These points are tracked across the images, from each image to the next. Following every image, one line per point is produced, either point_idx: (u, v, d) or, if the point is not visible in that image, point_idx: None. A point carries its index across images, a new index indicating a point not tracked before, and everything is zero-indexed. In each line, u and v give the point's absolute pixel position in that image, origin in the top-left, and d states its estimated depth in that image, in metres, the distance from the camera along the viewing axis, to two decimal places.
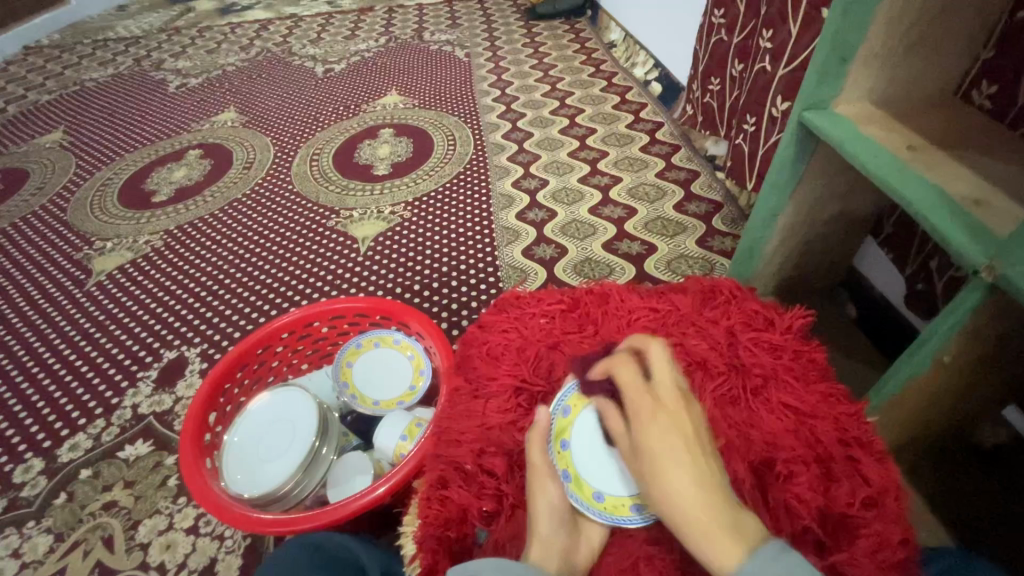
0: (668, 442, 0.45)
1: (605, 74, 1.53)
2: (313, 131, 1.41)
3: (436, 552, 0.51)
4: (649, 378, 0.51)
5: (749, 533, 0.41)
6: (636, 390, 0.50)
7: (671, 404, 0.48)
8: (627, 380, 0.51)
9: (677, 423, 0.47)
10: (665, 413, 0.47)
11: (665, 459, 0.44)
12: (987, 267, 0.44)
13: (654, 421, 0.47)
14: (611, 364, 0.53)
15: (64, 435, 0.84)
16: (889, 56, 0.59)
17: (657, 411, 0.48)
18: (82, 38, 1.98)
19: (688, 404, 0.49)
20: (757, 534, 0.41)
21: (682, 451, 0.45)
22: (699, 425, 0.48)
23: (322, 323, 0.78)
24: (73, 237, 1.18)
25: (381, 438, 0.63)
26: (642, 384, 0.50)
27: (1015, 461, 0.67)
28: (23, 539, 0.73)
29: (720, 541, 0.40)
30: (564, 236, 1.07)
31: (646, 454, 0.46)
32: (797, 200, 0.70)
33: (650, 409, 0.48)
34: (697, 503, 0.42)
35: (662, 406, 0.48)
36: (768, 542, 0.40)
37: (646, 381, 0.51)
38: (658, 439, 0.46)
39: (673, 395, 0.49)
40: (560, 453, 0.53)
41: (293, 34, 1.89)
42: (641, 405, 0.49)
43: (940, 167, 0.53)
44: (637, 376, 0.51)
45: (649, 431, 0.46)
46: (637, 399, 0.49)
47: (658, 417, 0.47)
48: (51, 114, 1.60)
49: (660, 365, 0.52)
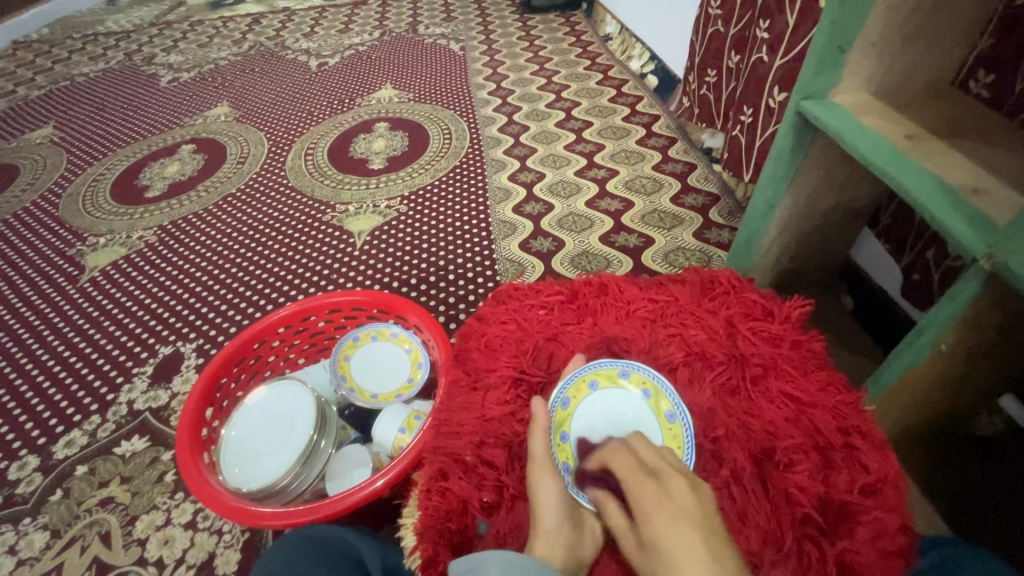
0: (681, 537, 0.41)
1: (601, 67, 1.53)
2: (308, 125, 1.40)
3: (437, 543, 0.50)
4: (646, 463, 0.48)
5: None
6: (635, 480, 0.47)
7: (675, 490, 0.45)
8: (624, 469, 0.48)
9: (684, 511, 0.43)
10: (670, 504, 0.44)
11: (682, 559, 0.40)
12: (985, 255, 0.44)
13: (658, 513, 0.43)
14: (605, 453, 0.51)
15: (59, 432, 0.83)
16: (887, 45, 0.59)
17: (661, 501, 0.44)
18: (72, 32, 1.95)
19: (694, 487, 0.46)
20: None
21: (695, 545, 0.41)
22: (710, 512, 0.44)
23: (320, 317, 0.77)
24: (66, 233, 1.16)
25: (379, 431, 0.63)
26: (640, 471, 0.47)
27: (1012, 450, 0.67)
28: (19, 536, 0.73)
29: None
30: (561, 229, 1.07)
31: (658, 553, 0.42)
32: (795, 191, 0.70)
33: (652, 500, 0.44)
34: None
35: (666, 496, 0.45)
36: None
37: (643, 467, 0.48)
38: (669, 535, 0.42)
39: (677, 480, 0.46)
40: (561, 445, 0.56)
41: (286, 28, 1.87)
42: (642, 499, 0.45)
43: (939, 156, 0.53)
44: (634, 463, 0.48)
45: (658, 528, 0.42)
46: (638, 493, 0.46)
47: (661, 508, 0.44)
48: (41, 109, 1.58)
49: (656, 450, 0.50)
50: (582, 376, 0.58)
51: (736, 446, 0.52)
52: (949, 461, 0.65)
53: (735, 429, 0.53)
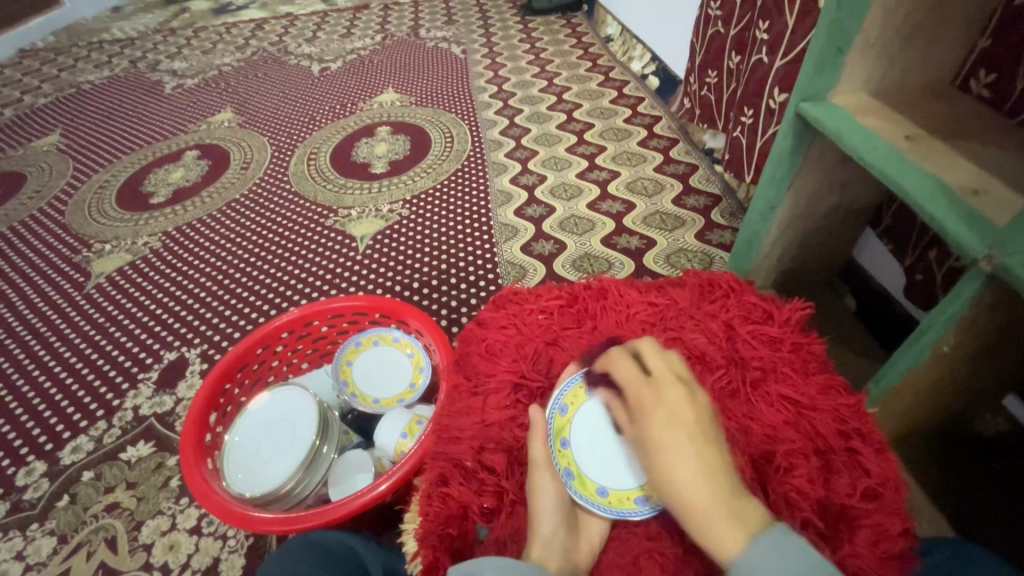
0: (671, 435, 0.46)
1: (602, 69, 1.53)
2: (311, 130, 1.41)
3: (437, 549, 0.50)
4: (647, 369, 0.51)
5: (752, 520, 0.42)
6: (635, 384, 0.50)
7: (673, 392, 0.48)
8: (626, 375, 0.52)
9: (678, 413, 0.47)
10: (665, 406, 0.48)
11: (670, 452, 0.45)
12: (985, 257, 0.44)
13: (654, 412, 0.48)
14: (608, 360, 0.54)
15: (66, 438, 0.84)
16: (885, 45, 0.59)
17: (657, 402, 0.48)
18: (78, 41, 1.97)
19: (691, 392, 0.49)
20: (758, 518, 0.42)
21: (684, 442, 0.45)
22: (704, 413, 0.47)
23: (322, 322, 0.78)
24: (72, 240, 1.18)
25: (382, 436, 0.64)
26: (640, 377, 0.51)
27: (1017, 450, 0.67)
28: (27, 541, 0.74)
29: (721, 532, 0.41)
30: (562, 231, 1.07)
31: (648, 445, 0.47)
32: (794, 192, 0.70)
33: (650, 402, 0.49)
34: (705, 495, 0.43)
35: (662, 397, 0.48)
36: (772, 526, 0.42)
37: (645, 373, 0.51)
38: (660, 431, 0.46)
39: (676, 385, 0.49)
40: (562, 451, 0.54)
41: (288, 33, 1.88)
42: (641, 400, 0.49)
43: (937, 157, 0.52)
44: (636, 370, 0.52)
45: (652, 425, 0.47)
46: (637, 394, 0.50)
47: (657, 409, 0.48)
48: (48, 117, 1.59)
49: (659, 357, 0.53)
50: (580, 381, 0.56)
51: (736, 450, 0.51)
52: (952, 461, 0.65)
53: (735, 433, 0.52)
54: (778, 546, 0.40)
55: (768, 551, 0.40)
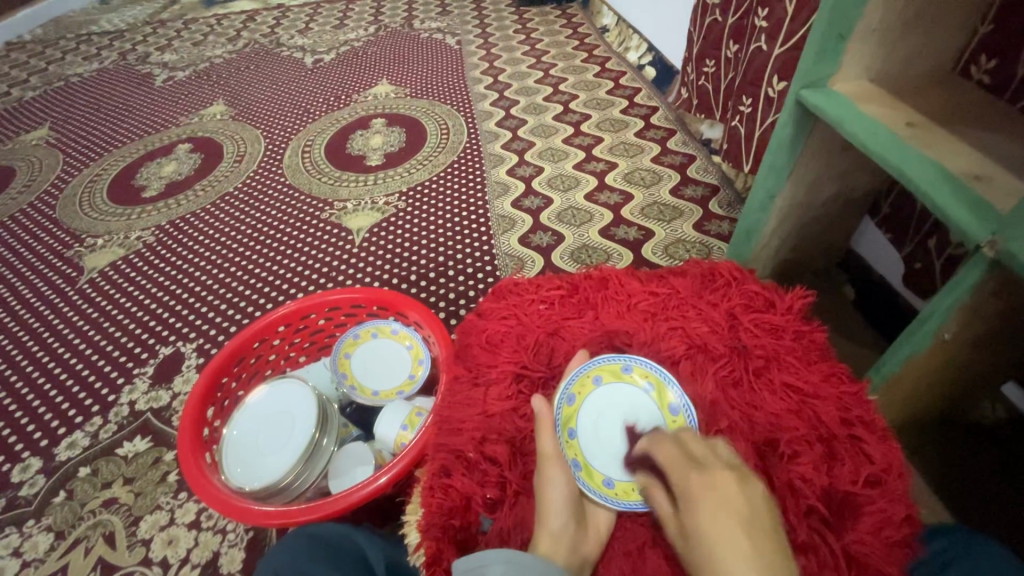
0: (726, 531, 0.41)
1: (598, 59, 1.52)
2: (305, 122, 1.39)
3: (440, 540, 0.50)
4: (693, 455, 0.48)
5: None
6: (680, 470, 0.47)
7: (722, 478, 0.45)
8: (669, 459, 0.49)
9: (728, 501, 0.43)
10: (716, 495, 0.44)
11: (726, 550, 0.40)
12: (988, 242, 0.44)
13: (704, 501, 0.44)
14: (649, 442, 0.51)
15: (61, 434, 0.83)
16: (887, 31, 0.58)
17: (707, 490, 0.44)
18: (65, 33, 1.94)
19: (743, 479, 0.45)
20: None
21: (740, 539, 0.41)
22: (759, 506, 0.43)
23: (319, 314, 0.77)
24: (64, 235, 1.16)
25: (381, 428, 0.63)
26: (686, 462, 0.48)
27: (1016, 436, 0.67)
28: (23, 538, 0.73)
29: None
30: (560, 223, 1.07)
31: (700, 541, 0.42)
32: (795, 181, 0.70)
33: (699, 489, 0.45)
34: None
35: (711, 483, 0.45)
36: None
37: (691, 458, 0.48)
38: (711, 526, 0.42)
39: (726, 471, 0.46)
40: (570, 441, 0.56)
41: (280, 24, 1.86)
42: (688, 486, 0.46)
43: (940, 143, 0.52)
44: (680, 454, 0.49)
45: (702, 518, 0.43)
46: (683, 479, 0.46)
47: (707, 498, 0.44)
48: (36, 110, 1.57)
49: (703, 442, 0.50)
50: (586, 372, 0.58)
51: (739, 438, 0.52)
52: (952, 448, 0.65)
53: (738, 422, 0.53)
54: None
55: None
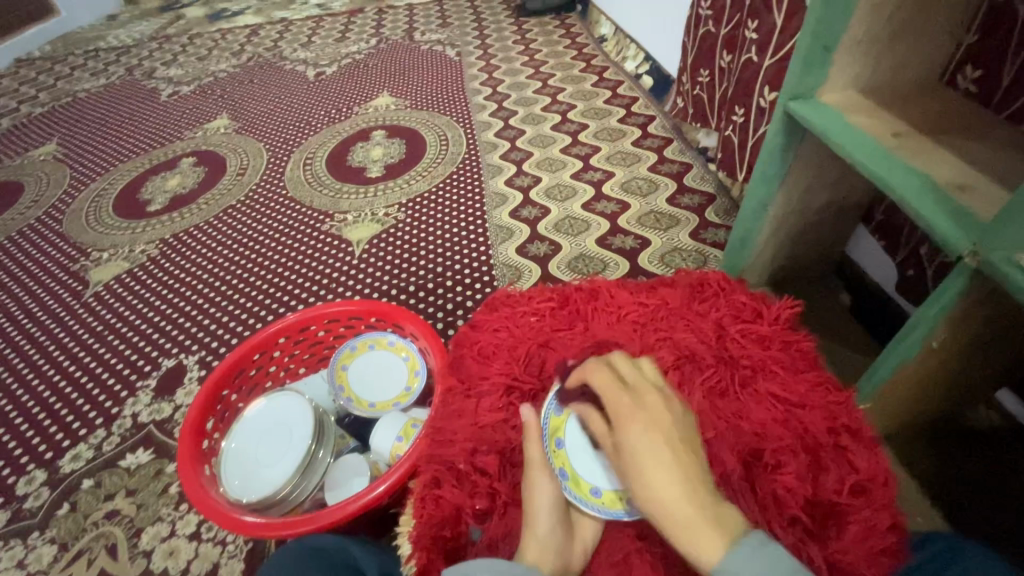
0: (651, 442, 0.45)
1: (596, 69, 1.53)
2: (306, 135, 1.41)
3: (431, 551, 0.51)
4: (624, 377, 0.52)
5: (731, 524, 0.41)
6: (613, 393, 0.51)
7: (651, 399, 0.49)
8: (603, 384, 0.52)
9: (655, 418, 0.47)
10: (642, 411, 0.48)
11: (649, 459, 0.45)
12: (970, 252, 0.44)
13: (632, 417, 0.48)
14: (584, 371, 0.54)
15: (66, 446, 0.84)
16: (873, 43, 0.59)
17: (635, 408, 0.48)
18: (73, 49, 1.98)
19: (666, 399, 0.50)
20: (736, 522, 0.41)
21: (661, 448, 0.45)
22: (679, 420, 0.48)
23: (318, 327, 0.78)
24: (70, 249, 1.18)
25: (377, 440, 0.64)
26: (617, 385, 0.51)
27: (1014, 442, 0.67)
28: (28, 549, 0.74)
29: (701, 536, 0.40)
30: (557, 233, 1.08)
31: (626, 451, 0.46)
32: (785, 190, 0.70)
33: (627, 407, 0.49)
34: (688, 503, 0.42)
35: (642, 403, 0.49)
36: (748, 533, 0.41)
37: (623, 382, 0.52)
38: (636, 438, 0.46)
39: (652, 393, 0.50)
40: (556, 451, 0.54)
41: (283, 38, 1.89)
42: (619, 406, 0.49)
43: (923, 153, 0.53)
44: (612, 379, 0.52)
45: (631, 431, 0.47)
46: (615, 401, 0.50)
47: (634, 414, 0.48)
48: (45, 126, 1.60)
49: (635, 369, 0.53)
50: (574, 382, 0.56)
51: (725, 449, 0.51)
52: (947, 455, 0.65)
53: (726, 432, 0.52)
54: (757, 547, 0.40)
55: (750, 556, 0.39)
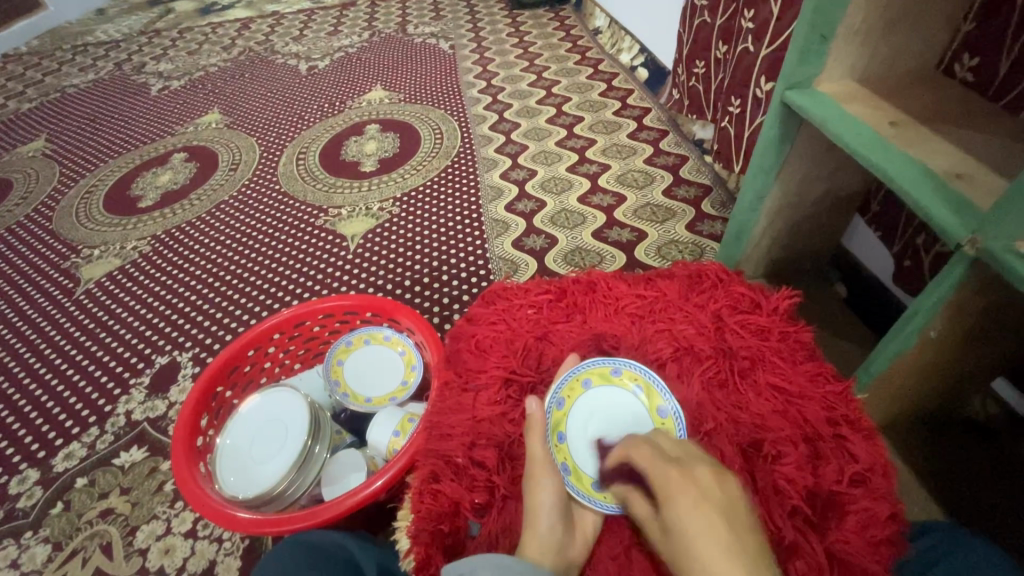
0: (708, 529, 0.39)
1: (591, 61, 1.52)
2: (299, 129, 1.40)
3: (430, 545, 0.51)
4: (668, 454, 0.47)
5: None
6: (656, 468, 0.45)
7: (700, 477, 0.43)
8: (645, 459, 0.47)
9: (708, 498, 0.41)
10: (693, 489, 0.42)
11: (711, 550, 0.38)
12: (969, 241, 0.44)
13: (684, 500, 0.42)
14: (624, 447, 0.50)
15: (58, 445, 0.83)
16: (870, 32, 0.59)
17: (684, 485, 0.43)
18: (61, 44, 1.95)
19: (721, 476, 0.44)
20: None
21: (721, 535, 0.39)
22: (739, 504, 0.42)
23: (313, 322, 0.77)
24: (60, 246, 1.17)
25: (373, 434, 0.63)
26: (662, 461, 0.46)
27: (1009, 431, 0.68)
28: (21, 549, 0.73)
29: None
30: (553, 226, 1.07)
31: (682, 539, 0.40)
32: (783, 181, 0.70)
33: (675, 485, 0.43)
34: None
35: (691, 481, 0.43)
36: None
37: (666, 457, 0.46)
38: (692, 524, 0.40)
39: (702, 467, 0.44)
40: (559, 446, 0.56)
41: (275, 32, 1.86)
42: (665, 484, 0.44)
43: (922, 142, 0.52)
44: (654, 452, 0.47)
45: (684, 517, 0.41)
46: (660, 478, 0.44)
47: (684, 494, 0.42)
48: (33, 121, 1.58)
49: (679, 443, 0.48)
50: (576, 375, 0.58)
51: (724, 439, 0.51)
52: (945, 445, 0.65)
53: (725, 423, 0.52)
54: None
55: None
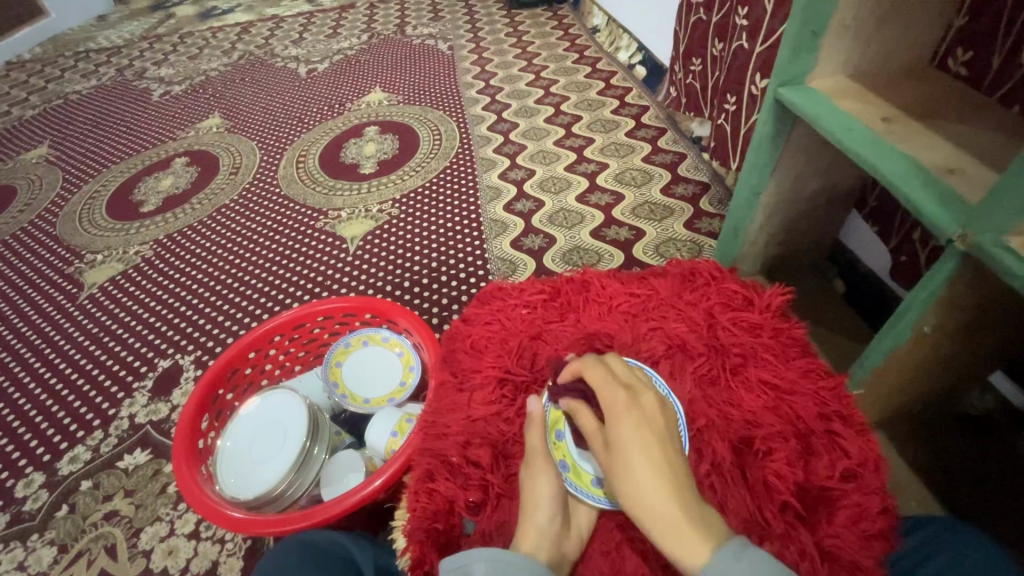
0: (645, 442, 0.45)
1: (589, 60, 1.52)
2: (299, 132, 1.40)
3: (424, 544, 0.51)
4: (620, 377, 0.51)
5: (715, 529, 0.41)
6: (607, 390, 0.49)
7: (646, 401, 0.48)
8: (597, 378, 0.51)
9: (650, 419, 0.47)
10: (638, 412, 0.47)
11: (646, 462, 0.44)
12: (959, 236, 0.44)
13: (628, 418, 0.46)
14: (580, 364, 0.53)
15: (63, 448, 0.84)
16: (862, 28, 0.59)
17: (632, 407, 0.47)
18: (64, 51, 1.96)
19: (660, 402, 0.49)
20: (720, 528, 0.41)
21: (656, 446, 0.45)
22: (671, 426, 0.48)
23: (312, 324, 0.78)
24: (64, 252, 1.18)
25: (372, 435, 0.64)
26: (616, 385, 0.50)
27: (1007, 424, 0.67)
28: (27, 552, 0.74)
29: (688, 534, 0.40)
30: (552, 225, 1.07)
31: (618, 450, 0.45)
32: (778, 178, 0.70)
33: (622, 404, 0.48)
34: (674, 504, 0.42)
35: (637, 403, 0.48)
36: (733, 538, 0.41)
37: (617, 380, 0.50)
38: (630, 438, 0.45)
39: (648, 395, 0.49)
40: (557, 443, 0.54)
41: (274, 36, 1.87)
42: (615, 404, 0.48)
43: (913, 137, 0.53)
44: (609, 375, 0.51)
45: (627, 431, 0.45)
46: (610, 398, 0.48)
47: (628, 414, 0.47)
48: (37, 128, 1.59)
49: (630, 371, 0.52)
50: None
51: (716, 437, 0.51)
52: (942, 437, 0.65)
53: (716, 420, 0.53)
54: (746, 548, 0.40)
55: (735, 555, 0.39)
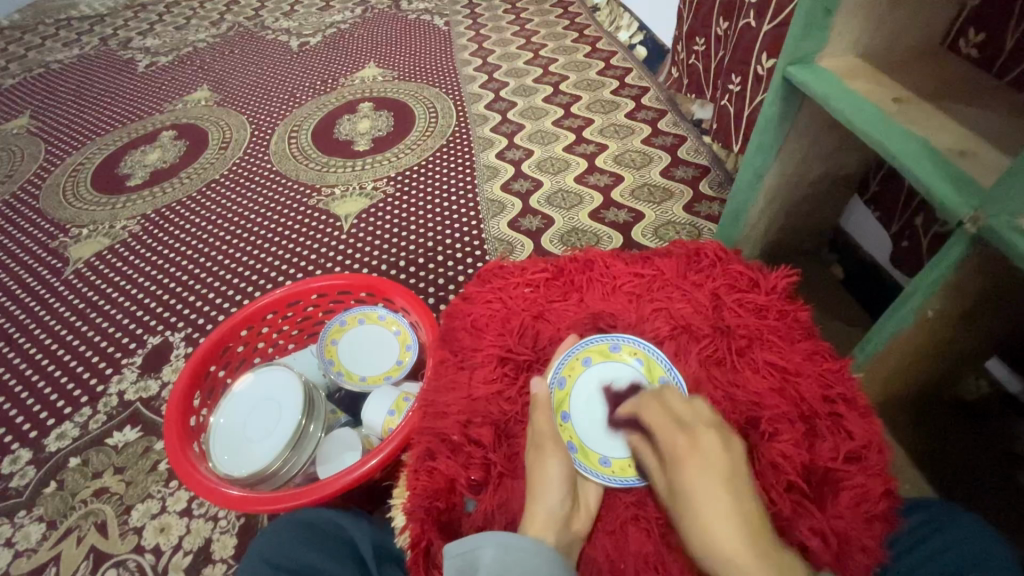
0: (710, 494, 0.45)
1: (589, 39, 1.49)
2: (290, 107, 1.37)
3: (425, 522, 0.51)
4: (676, 412, 0.51)
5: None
6: (665, 430, 0.50)
7: (707, 442, 0.48)
8: (655, 419, 0.51)
9: (714, 467, 0.47)
10: (700, 458, 0.47)
11: (712, 517, 0.44)
12: (971, 218, 0.43)
13: (689, 466, 0.47)
14: (637, 402, 0.54)
15: (51, 425, 0.83)
16: (876, 5, 0.57)
17: (692, 453, 0.47)
18: (44, 18, 1.88)
19: (725, 441, 0.48)
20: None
21: (724, 499, 0.45)
22: (740, 466, 0.47)
23: (307, 301, 0.77)
24: (47, 226, 1.14)
25: (369, 414, 0.63)
26: (674, 426, 0.50)
27: (1000, 412, 0.68)
28: (15, 528, 0.73)
29: None
30: (550, 206, 1.06)
31: (688, 504, 0.46)
32: (783, 160, 0.69)
33: (685, 451, 0.48)
34: (749, 558, 0.42)
35: (697, 448, 0.48)
36: None
37: (674, 417, 0.51)
38: (702, 492, 0.45)
39: (709, 437, 0.48)
40: (563, 425, 0.57)
41: (265, 7, 1.81)
42: (677, 449, 0.48)
43: (925, 119, 0.52)
44: (667, 414, 0.51)
45: (688, 483, 0.46)
46: (669, 442, 0.49)
47: (693, 460, 0.47)
48: (18, 97, 1.54)
49: (684, 399, 0.52)
50: (575, 354, 0.58)
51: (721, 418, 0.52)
52: (938, 430, 0.65)
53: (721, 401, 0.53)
54: None
55: None
